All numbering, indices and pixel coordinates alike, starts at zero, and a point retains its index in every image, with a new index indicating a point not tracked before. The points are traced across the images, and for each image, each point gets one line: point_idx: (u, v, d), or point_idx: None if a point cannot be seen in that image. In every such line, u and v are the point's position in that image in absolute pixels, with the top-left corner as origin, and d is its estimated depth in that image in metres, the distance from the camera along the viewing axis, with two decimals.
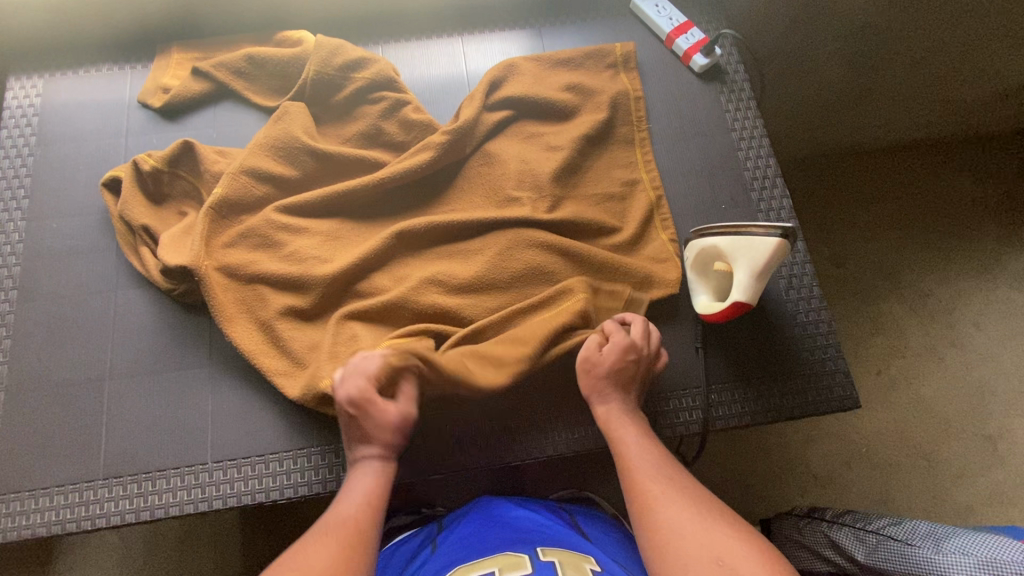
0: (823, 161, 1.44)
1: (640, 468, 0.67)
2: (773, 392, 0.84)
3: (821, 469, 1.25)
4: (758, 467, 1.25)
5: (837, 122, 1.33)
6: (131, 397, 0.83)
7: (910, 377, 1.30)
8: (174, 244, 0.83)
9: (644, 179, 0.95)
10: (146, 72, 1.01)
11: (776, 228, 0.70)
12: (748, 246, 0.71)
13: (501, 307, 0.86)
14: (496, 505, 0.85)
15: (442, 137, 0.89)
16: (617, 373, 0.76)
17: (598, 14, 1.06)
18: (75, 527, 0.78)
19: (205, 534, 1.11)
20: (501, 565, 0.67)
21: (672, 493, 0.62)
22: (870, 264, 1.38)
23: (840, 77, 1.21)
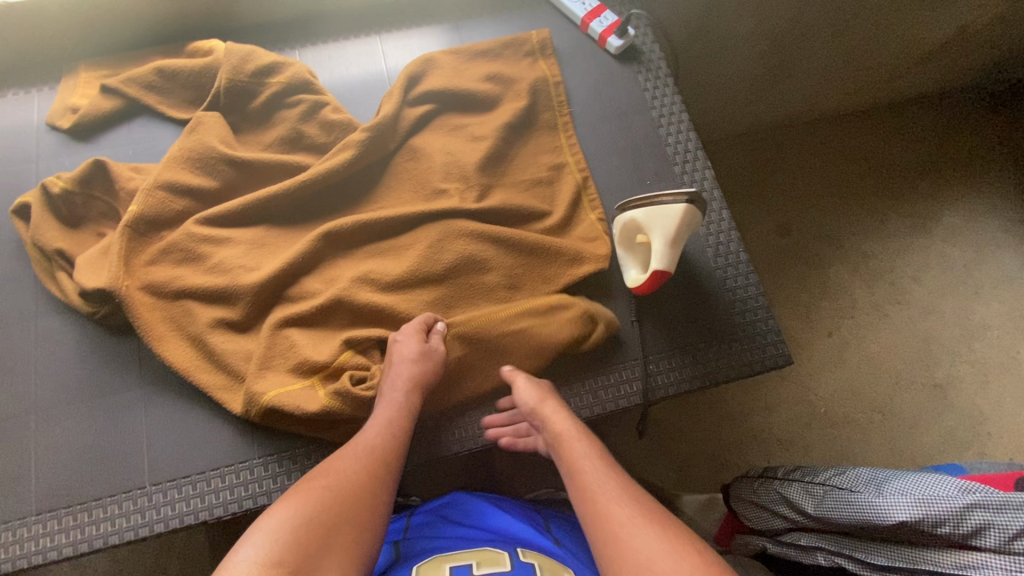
0: (756, 135, 1.48)
1: (600, 489, 0.64)
2: (709, 356, 0.86)
3: (781, 433, 1.28)
4: (720, 438, 1.28)
5: (764, 96, 1.37)
6: (59, 428, 0.80)
7: (856, 336, 1.35)
8: (92, 266, 0.81)
9: (570, 162, 0.96)
10: (53, 94, 0.97)
11: (682, 195, 0.71)
12: (659, 216, 0.73)
13: (435, 299, 0.86)
14: (467, 501, 0.85)
15: (361, 135, 0.89)
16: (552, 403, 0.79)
17: (512, 4, 1.07)
18: (8, 568, 0.75)
19: (170, 562, 1.09)
20: (479, 558, 0.68)
21: (635, 517, 0.59)
22: (811, 231, 1.42)
23: (758, 52, 1.24)
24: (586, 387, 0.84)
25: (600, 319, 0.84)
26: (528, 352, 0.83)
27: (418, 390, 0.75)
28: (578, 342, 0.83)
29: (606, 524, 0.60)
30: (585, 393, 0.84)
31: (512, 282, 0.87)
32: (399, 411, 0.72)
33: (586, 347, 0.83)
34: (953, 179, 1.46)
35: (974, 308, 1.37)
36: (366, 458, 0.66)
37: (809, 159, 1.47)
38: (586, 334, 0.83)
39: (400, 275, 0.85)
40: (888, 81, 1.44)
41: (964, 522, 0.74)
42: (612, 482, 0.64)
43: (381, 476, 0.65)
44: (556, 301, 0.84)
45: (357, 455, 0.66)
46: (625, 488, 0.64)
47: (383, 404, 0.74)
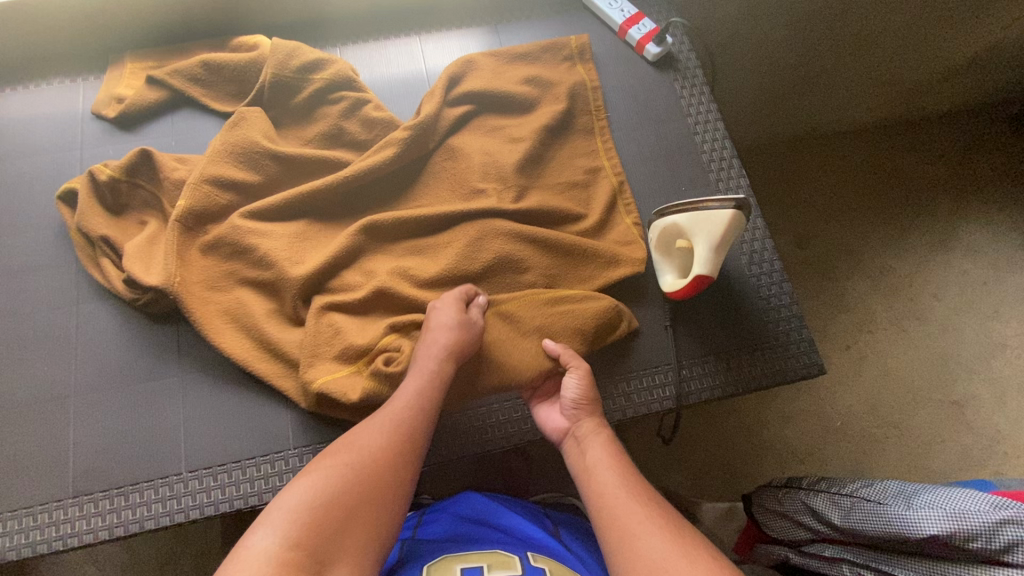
0: (780, 147, 1.49)
1: (621, 491, 0.63)
2: (742, 363, 0.86)
3: (797, 445, 1.28)
4: (737, 448, 1.28)
5: (789, 107, 1.38)
6: (99, 412, 0.81)
7: (875, 350, 1.35)
8: (141, 255, 0.83)
9: (606, 166, 0.97)
10: (99, 83, 0.99)
11: (728, 201, 0.72)
12: (706, 221, 0.73)
13: None
14: (480, 501, 0.85)
15: (403, 133, 0.91)
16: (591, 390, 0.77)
17: (551, 10, 1.08)
18: (46, 548, 0.75)
19: (186, 553, 1.10)
20: (490, 562, 0.69)
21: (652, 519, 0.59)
22: (832, 243, 1.43)
23: (789, 63, 1.25)
24: (619, 391, 0.84)
25: (626, 313, 0.86)
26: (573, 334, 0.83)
27: (450, 359, 0.75)
28: (609, 332, 0.85)
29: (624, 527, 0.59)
30: (617, 397, 0.84)
31: (549, 282, 0.88)
32: (426, 386, 0.72)
33: (618, 336, 0.85)
34: (976, 197, 1.46)
35: (994, 327, 1.37)
36: (390, 437, 0.65)
37: (832, 173, 1.48)
38: (615, 326, 0.85)
39: (438, 272, 0.86)
40: (914, 97, 1.44)
41: (996, 537, 0.73)
42: (630, 485, 0.64)
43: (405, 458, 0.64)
44: (578, 294, 0.85)
45: (382, 433, 0.65)
46: (645, 492, 0.63)
47: (415, 377, 0.74)
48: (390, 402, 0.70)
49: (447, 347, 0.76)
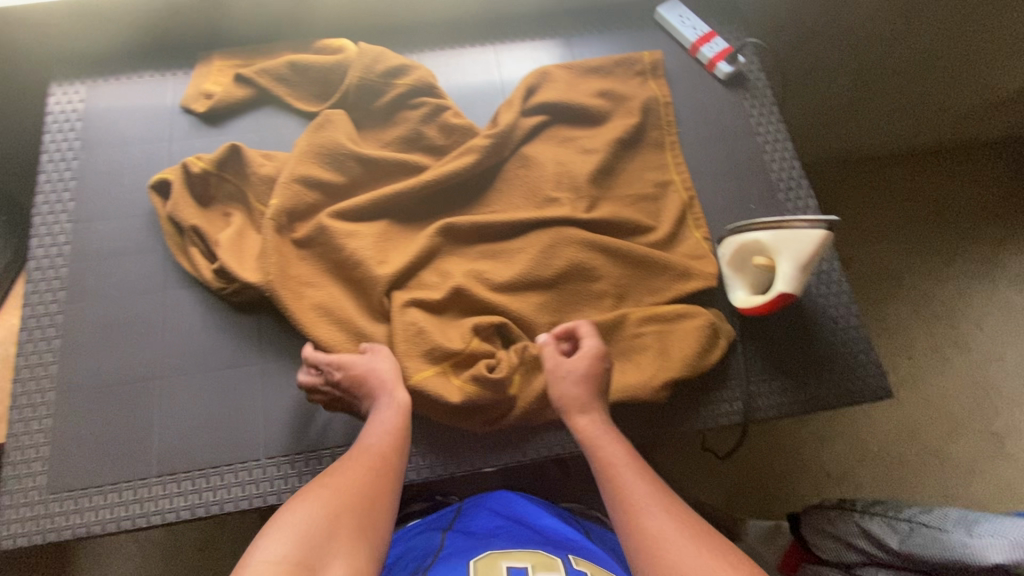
0: (825, 168, 1.49)
1: (641, 503, 0.62)
2: (810, 382, 0.87)
3: (832, 467, 1.28)
4: (777, 466, 1.27)
5: (839, 129, 1.39)
6: (184, 395, 0.84)
7: (917, 377, 1.34)
8: (233, 248, 0.87)
9: (676, 180, 0.98)
10: (187, 79, 1.02)
11: (820, 222, 0.72)
12: (793, 240, 0.74)
13: (544, 304, 0.88)
14: (514, 501, 0.86)
15: (483, 141, 0.94)
16: (588, 378, 0.76)
17: (624, 25, 1.10)
18: (130, 524, 0.78)
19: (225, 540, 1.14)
20: (535, 562, 0.68)
21: (679, 534, 0.58)
22: (874, 266, 1.43)
23: (844, 85, 1.27)
24: (688, 403, 0.86)
25: (723, 334, 0.86)
26: (673, 345, 0.85)
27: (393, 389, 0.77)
28: (706, 353, 0.84)
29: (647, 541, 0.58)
30: (686, 408, 0.85)
31: (620, 292, 0.90)
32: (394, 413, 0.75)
33: (715, 357, 0.84)
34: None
35: None
36: (370, 464, 0.67)
37: (879, 196, 1.48)
38: (712, 348, 0.84)
39: (513, 277, 0.88)
40: (966, 124, 1.44)
41: None
42: (640, 493, 0.63)
43: (389, 482, 0.66)
44: (677, 310, 0.87)
45: (363, 460, 0.67)
46: (663, 500, 0.62)
47: (379, 409, 0.76)
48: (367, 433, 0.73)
49: (382, 376, 0.77)
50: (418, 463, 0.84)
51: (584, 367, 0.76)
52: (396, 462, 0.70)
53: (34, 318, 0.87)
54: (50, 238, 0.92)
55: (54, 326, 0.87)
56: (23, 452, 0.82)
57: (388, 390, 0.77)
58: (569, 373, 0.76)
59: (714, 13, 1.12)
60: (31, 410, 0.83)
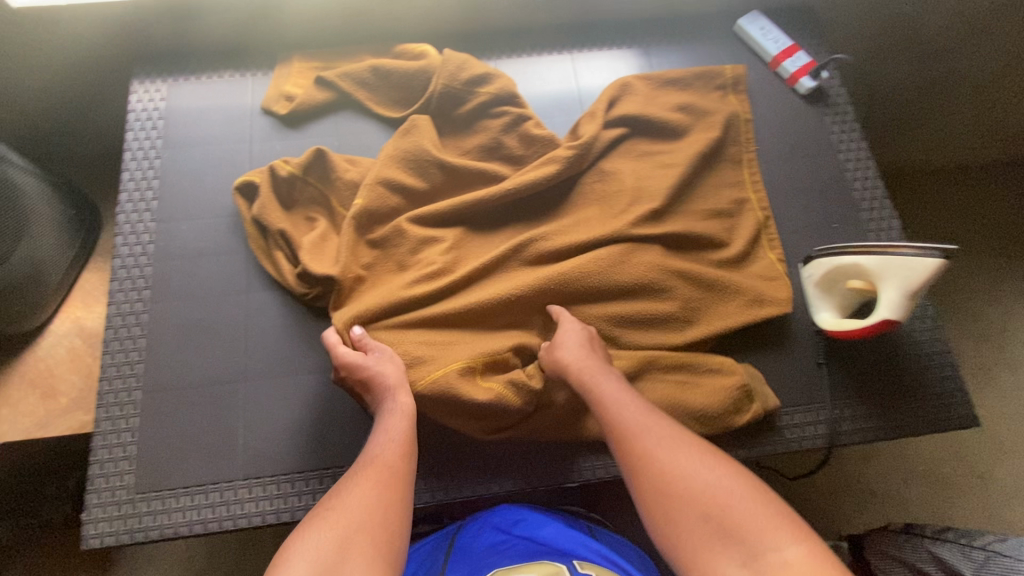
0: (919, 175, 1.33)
1: (631, 425, 0.69)
2: (896, 408, 0.86)
3: None
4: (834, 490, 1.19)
5: (939, 131, 1.24)
6: (268, 399, 0.84)
7: None
8: (316, 250, 0.86)
9: (752, 200, 0.97)
10: (267, 80, 1.02)
11: (934, 252, 0.71)
12: (904, 268, 0.73)
13: (617, 317, 0.87)
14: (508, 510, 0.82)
15: (566, 152, 0.92)
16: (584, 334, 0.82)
17: (704, 37, 1.09)
18: (216, 526, 0.78)
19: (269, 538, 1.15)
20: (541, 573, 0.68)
21: (664, 446, 0.66)
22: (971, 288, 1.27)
23: None
24: (771, 425, 0.85)
25: (755, 398, 0.83)
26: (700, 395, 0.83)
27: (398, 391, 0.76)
28: (733, 413, 0.82)
29: (636, 452, 0.67)
30: (770, 430, 0.85)
31: (687, 314, 0.88)
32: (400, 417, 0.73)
33: (740, 421, 0.82)
34: None
35: None
36: (379, 469, 0.66)
37: (980, 209, 1.31)
38: (739, 408, 0.83)
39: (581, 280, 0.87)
40: None
41: None
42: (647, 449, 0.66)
43: (394, 493, 0.63)
44: (711, 363, 0.85)
45: (372, 476, 0.65)
46: (650, 419, 0.70)
47: (387, 416, 0.73)
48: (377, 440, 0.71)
49: (381, 383, 0.76)
50: (501, 476, 0.84)
51: (574, 334, 0.82)
52: (405, 471, 0.67)
53: (120, 316, 0.88)
54: (134, 236, 0.92)
55: (139, 325, 0.88)
56: (109, 451, 0.82)
57: (391, 395, 0.75)
58: (560, 341, 0.81)
59: (797, 25, 1.09)
60: (119, 408, 0.84)
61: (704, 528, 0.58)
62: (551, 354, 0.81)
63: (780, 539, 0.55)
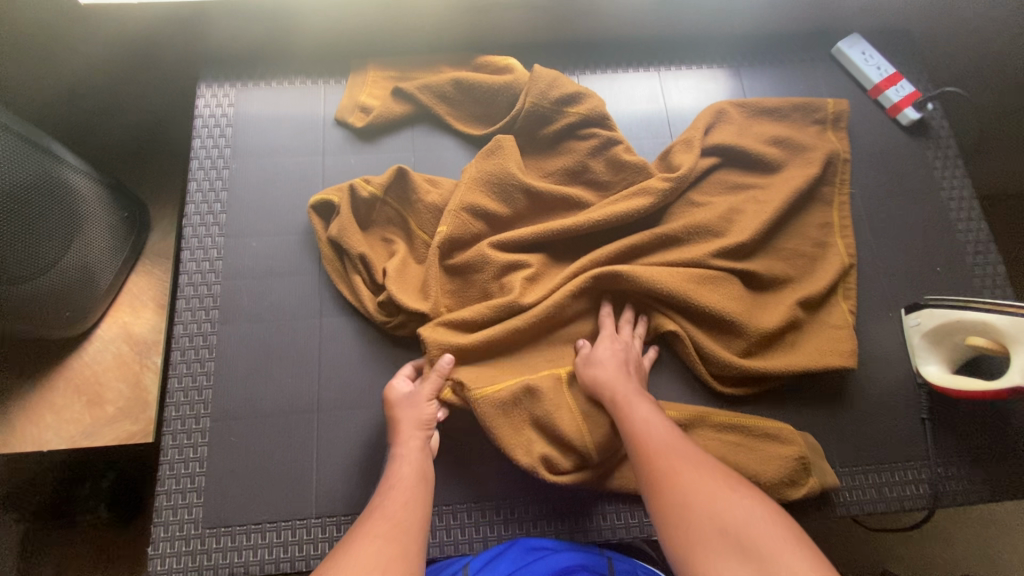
0: None
1: (657, 446, 0.65)
2: (1001, 469, 0.81)
3: None
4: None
5: None
6: (343, 432, 0.80)
7: None
8: (398, 277, 0.82)
9: (838, 244, 0.90)
10: (340, 88, 0.97)
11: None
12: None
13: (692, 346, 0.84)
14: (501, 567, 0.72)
15: (661, 183, 0.87)
16: (616, 355, 0.79)
17: (799, 60, 1.03)
18: (290, 567, 0.75)
19: None
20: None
21: (685, 467, 0.61)
22: None
23: None
24: (869, 481, 0.80)
25: (814, 474, 0.77)
26: (754, 460, 0.78)
27: (415, 433, 0.74)
28: (788, 485, 0.77)
29: (659, 468, 0.62)
30: (868, 488, 0.80)
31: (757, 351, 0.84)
32: (416, 459, 0.71)
33: (793, 495, 0.77)
34: None
35: None
36: (398, 511, 0.62)
37: None
38: (796, 482, 0.77)
39: (652, 301, 0.85)
40: None
41: None
42: (669, 460, 0.62)
43: (403, 542, 0.58)
44: (771, 429, 0.80)
45: (375, 526, 0.60)
46: (680, 444, 0.65)
47: (398, 463, 0.71)
48: (392, 477, 0.69)
49: (402, 422, 0.75)
50: (584, 524, 0.79)
51: (613, 350, 0.79)
52: (414, 517, 0.63)
53: (187, 337, 0.84)
54: (201, 251, 0.88)
55: (207, 348, 0.84)
56: (176, 481, 0.78)
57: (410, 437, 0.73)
58: (596, 357, 0.79)
59: (898, 53, 1.04)
60: (186, 437, 0.80)
61: (715, 545, 0.52)
62: (584, 371, 0.78)
63: (796, 563, 0.49)
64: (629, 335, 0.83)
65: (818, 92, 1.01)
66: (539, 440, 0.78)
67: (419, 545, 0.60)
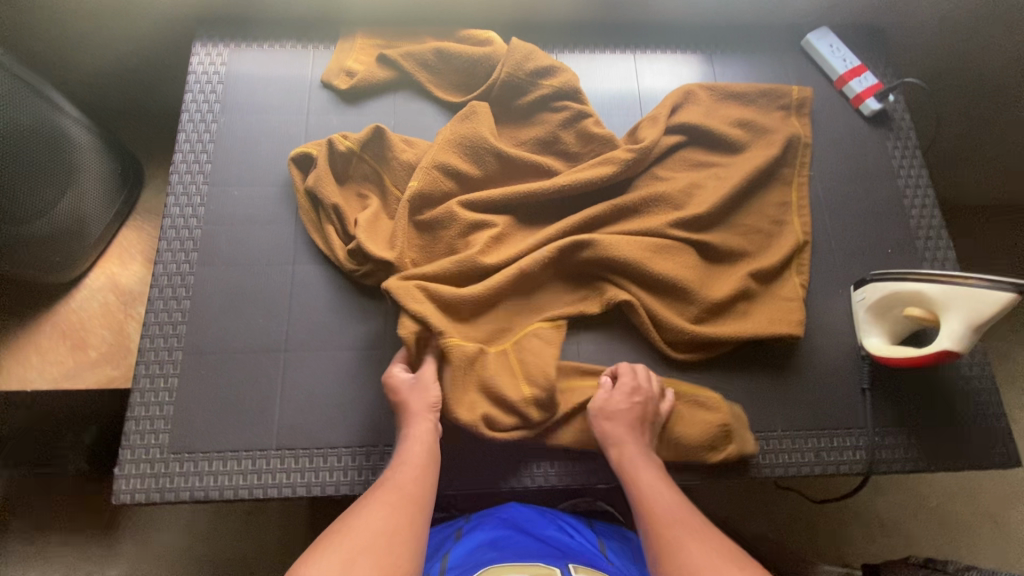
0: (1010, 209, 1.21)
1: (663, 513, 0.65)
2: (936, 440, 0.84)
3: (891, 520, 1.15)
4: (843, 520, 1.15)
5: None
6: (308, 372, 0.84)
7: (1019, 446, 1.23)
8: (368, 228, 0.86)
9: (795, 223, 0.94)
10: (329, 53, 1.02)
11: (1007, 285, 0.70)
12: (972, 300, 0.72)
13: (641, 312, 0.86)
14: (497, 517, 0.78)
15: (625, 154, 0.91)
16: (632, 415, 0.78)
17: (770, 50, 1.08)
18: (247, 493, 0.78)
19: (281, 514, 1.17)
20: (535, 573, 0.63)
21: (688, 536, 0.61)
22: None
23: None
24: (809, 445, 0.84)
25: (735, 440, 0.81)
26: (681, 421, 0.82)
27: (424, 414, 0.77)
28: (707, 450, 0.81)
29: (660, 537, 0.62)
30: (807, 451, 0.84)
31: (707, 320, 0.87)
32: (423, 437, 0.75)
33: (712, 459, 0.80)
34: None
35: None
36: (402, 489, 0.66)
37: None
38: (716, 447, 0.80)
39: (605, 270, 0.88)
40: None
41: None
42: (669, 516, 0.64)
43: (410, 513, 0.63)
44: (704, 397, 0.83)
45: (386, 496, 0.65)
46: (685, 512, 0.65)
47: (408, 442, 0.74)
48: (400, 456, 0.72)
49: (411, 411, 0.77)
50: (532, 471, 0.82)
51: (625, 405, 0.78)
52: (419, 492, 0.67)
53: (166, 276, 0.88)
54: (186, 197, 0.92)
55: (184, 286, 0.88)
56: (146, 408, 0.81)
57: (414, 420, 0.76)
58: (611, 411, 0.78)
59: (867, 47, 1.08)
60: (158, 367, 0.83)
61: None
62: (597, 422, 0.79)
63: None
64: (647, 380, 0.81)
65: (786, 81, 1.05)
66: (485, 402, 0.80)
67: (424, 518, 0.64)
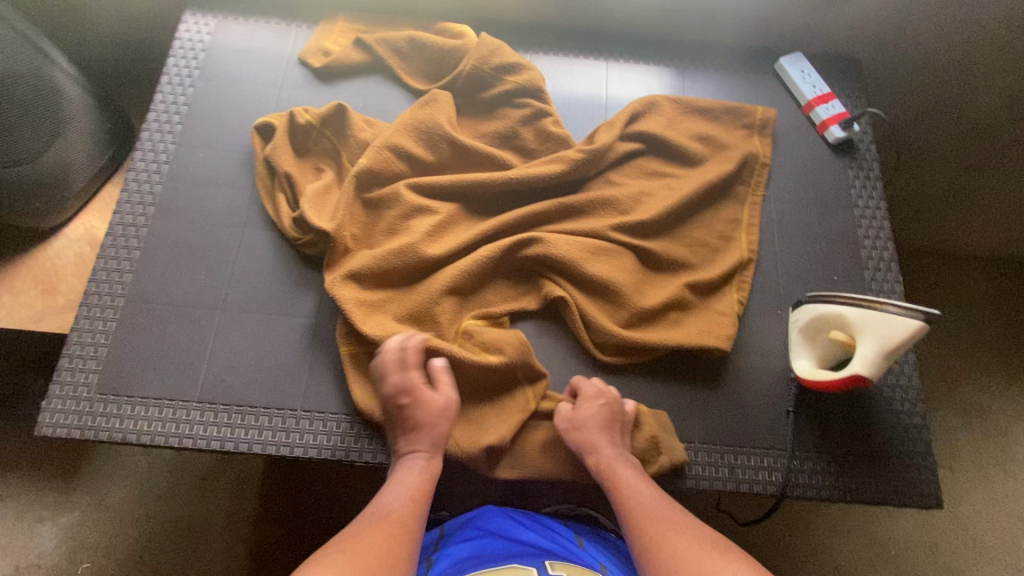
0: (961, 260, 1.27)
1: (639, 509, 0.69)
2: (855, 471, 0.83)
3: (838, 557, 1.12)
4: (785, 549, 1.12)
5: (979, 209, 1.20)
6: (240, 330, 0.87)
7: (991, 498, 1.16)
8: (315, 199, 0.88)
9: (743, 239, 0.94)
10: (310, 33, 1.06)
11: (917, 312, 0.72)
12: (885, 324, 0.74)
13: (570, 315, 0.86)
14: (469, 530, 0.74)
15: (577, 154, 0.92)
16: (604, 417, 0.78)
17: (742, 70, 1.09)
18: (163, 441, 0.80)
19: (221, 477, 1.19)
20: None
21: (678, 541, 0.64)
22: (980, 367, 1.23)
23: (966, 165, 1.15)
24: (724, 461, 0.83)
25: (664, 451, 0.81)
26: None
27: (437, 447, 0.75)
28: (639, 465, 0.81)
29: (642, 530, 0.66)
30: (721, 466, 0.83)
31: (639, 325, 0.87)
32: (420, 471, 0.73)
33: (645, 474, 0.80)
34: None
35: None
36: (390, 530, 0.64)
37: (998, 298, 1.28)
38: (647, 460, 0.81)
39: (541, 269, 0.89)
40: None
41: None
42: (653, 510, 0.68)
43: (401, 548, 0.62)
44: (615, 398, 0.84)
45: (374, 529, 0.63)
46: (663, 508, 0.68)
47: (403, 472, 0.72)
48: (389, 489, 0.70)
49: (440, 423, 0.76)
50: None
51: (595, 409, 0.79)
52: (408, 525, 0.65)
53: (121, 226, 0.92)
54: (152, 153, 0.96)
55: (136, 237, 0.91)
56: (81, 348, 0.84)
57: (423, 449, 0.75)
58: (581, 422, 0.78)
59: (838, 76, 1.08)
60: (99, 311, 0.87)
61: None
62: (576, 441, 0.78)
63: None
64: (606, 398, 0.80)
65: (753, 101, 1.06)
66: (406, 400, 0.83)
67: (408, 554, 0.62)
